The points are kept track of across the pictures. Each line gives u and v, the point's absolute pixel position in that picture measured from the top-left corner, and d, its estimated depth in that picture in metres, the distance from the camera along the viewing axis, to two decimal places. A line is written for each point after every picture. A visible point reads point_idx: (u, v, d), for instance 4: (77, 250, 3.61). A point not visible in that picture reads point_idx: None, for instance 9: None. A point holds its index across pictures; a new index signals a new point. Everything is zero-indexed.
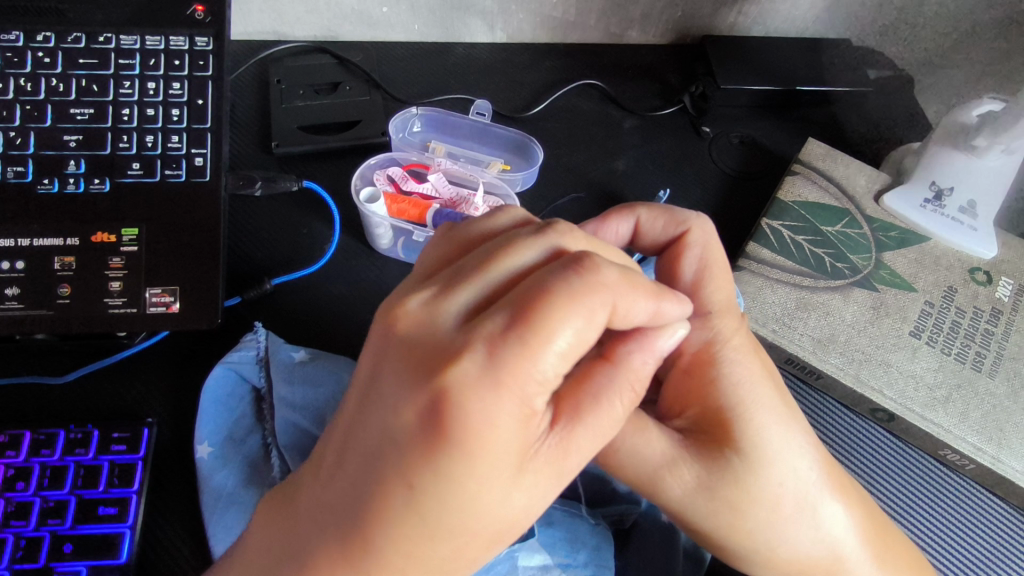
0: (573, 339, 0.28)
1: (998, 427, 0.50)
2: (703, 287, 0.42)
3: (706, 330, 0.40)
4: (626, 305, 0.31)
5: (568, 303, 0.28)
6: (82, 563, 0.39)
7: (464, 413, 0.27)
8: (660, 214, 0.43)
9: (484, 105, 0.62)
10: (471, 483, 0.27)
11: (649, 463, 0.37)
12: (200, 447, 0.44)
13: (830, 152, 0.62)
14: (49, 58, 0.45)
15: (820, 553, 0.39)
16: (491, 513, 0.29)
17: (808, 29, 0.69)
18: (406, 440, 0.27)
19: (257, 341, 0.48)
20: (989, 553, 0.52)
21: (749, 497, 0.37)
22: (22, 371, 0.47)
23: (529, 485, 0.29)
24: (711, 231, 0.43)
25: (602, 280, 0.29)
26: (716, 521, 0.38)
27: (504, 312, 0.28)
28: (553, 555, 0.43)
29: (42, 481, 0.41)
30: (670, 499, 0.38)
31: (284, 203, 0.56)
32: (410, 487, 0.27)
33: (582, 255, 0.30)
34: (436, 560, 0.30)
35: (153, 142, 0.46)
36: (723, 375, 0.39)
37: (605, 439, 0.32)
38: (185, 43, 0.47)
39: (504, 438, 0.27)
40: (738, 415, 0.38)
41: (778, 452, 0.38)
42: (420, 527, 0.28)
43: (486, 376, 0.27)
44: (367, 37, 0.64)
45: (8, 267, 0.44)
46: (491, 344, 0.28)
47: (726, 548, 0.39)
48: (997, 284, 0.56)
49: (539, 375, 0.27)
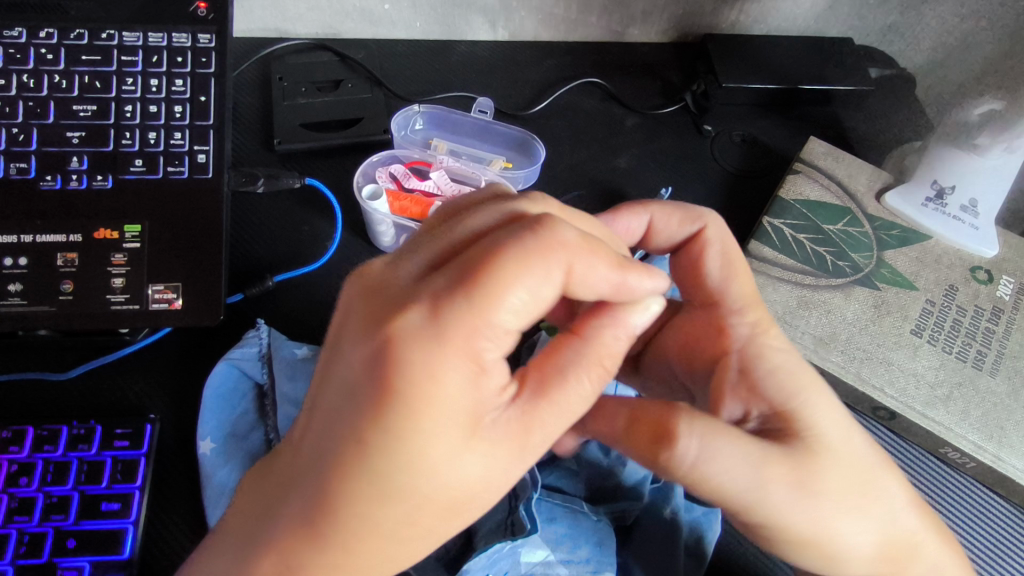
0: (522, 296, 0.28)
1: (1000, 426, 0.50)
2: (728, 282, 0.43)
3: (744, 322, 0.41)
4: (586, 271, 0.31)
5: (520, 260, 0.28)
6: (86, 558, 0.39)
7: (406, 366, 0.27)
8: (672, 213, 0.45)
9: (487, 102, 0.61)
10: (417, 440, 0.27)
11: (747, 466, 0.35)
12: (202, 443, 0.44)
13: (831, 151, 0.62)
14: (51, 54, 0.45)
15: (903, 537, 0.38)
16: (444, 477, 0.28)
17: (809, 27, 0.69)
18: (356, 393, 0.28)
19: (260, 337, 0.48)
20: (991, 550, 0.52)
21: (838, 486, 0.36)
22: (25, 366, 0.47)
23: (484, 448, 0.29)
24: (724, 227, 0.45)
25: (554, 241, 0.29)
26: (816, 519, 0.36)
27: (456, 268, 0.29)
28: (555, 551, 0.43)
29: (45, 477, 0.41)
30: (772, 507, 0.35)
31: (286, 200, 0.56)
32: (359, 440, 0.27)
33: (541, 219, 0.31)
34: (394, 527, 0.29)
35: (155, 139, 0.46)
36: (775, 364, 0.40)
37: (571, 416, 0.32)
38: (187, 40, 0.47)
39: (453, 395, 0.27)
40: (798, 399, 0.38)
41: (846, 431, 0.38)
42: (370, 486, 0.28)
43: (429, 329, 0.27)
44: (368, 34, 0.64)
45: (11, 263, 0.44)
46: (438, 300, 0.28)
47: (820, 551, 0.37)
48: (998, 283, 0.56)
49: (484, 331, 0.27)
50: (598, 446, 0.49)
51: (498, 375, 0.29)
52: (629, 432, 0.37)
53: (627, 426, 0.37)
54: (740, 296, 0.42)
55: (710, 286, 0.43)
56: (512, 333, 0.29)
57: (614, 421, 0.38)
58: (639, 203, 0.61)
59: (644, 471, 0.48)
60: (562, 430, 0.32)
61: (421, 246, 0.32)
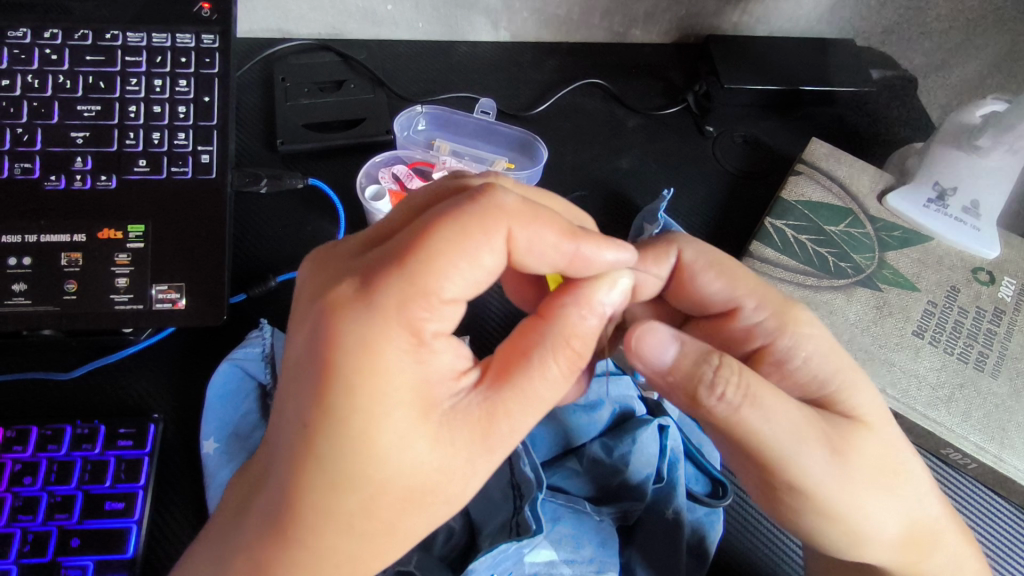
0: (459, 264, 0.28)
1: (1001, 427, 0.50)
2: (737, 287, 0.43)
3: (761, 314, 0.42)
4: (530, 239, 0.31)
5: (454, 228, 0.29)
6: (90, 557, 0.40)
7: (341, 338, 0.28)
8: (644, 264, 0.44)
9: (489, 102, 0.62)
10: (359, 418, 0.27)
11: (789, 425, 0.35)
12: (206, 443, 0.45)
13: (834, 152, 0.62)
14: (55, 54, 0.45)
15: (921, 523, 0.40)
16: (393, 459, 0.28)
17: (811, 28, 0.69)
18: (303, 376, 0.29)
19: (263, 336, 0.48)
20: (993, 551, 0.53)
21: (872, 466, 0.37)
22: (29, 366, 0.47)
23: (434, 428, 0.29)
24: (690, 240, 0.45)
25: (491, 207, 0.30)
26: (847, 494, 0.36)
27: (394, 244, 0.29)
28: (559, 550, 0.43)
29: (49, 476, 0.41)
30: (810, 473, 0.35)
31: (289, 200, 0.56)
32: (306, 424, 0.28)
33: (482, 188, 0.31)
34: (351, 517, 0.29)
35: (159, 139, 0.46)
36: (802, 352, 0.40)
37: (537, 400, 0.31)
38: (192, 40, 0.47)
39: (394, 369, 0.28)
40: (836, 382, 0.39)
41: (882, 419, 0.39)
42: (323, 474, 0.28)
43: (362, 299, 0.28)
44: (371, 34, 0.64)
45: (15, 263, 0.44)
46: (374, 273, 0.29)
47: (845, 526, 0.38)
48: (1000, 284, 0.56)
49: (419, 299, 0.28)
50: (601, 445, 0.49)
51: (446, 351, 0.29)
52: (672, 369, 0.36)
53: (672, 364, 0.36)
54: (754, 301, 0.42)
55: (721, 310, 0.44)
56: (453, 304, 0.29)
57: (661, 355, 0.36)
58: (641, 203, 0.61)
59: (650, 470, 0.47)
60: (532, 417, 0.31)
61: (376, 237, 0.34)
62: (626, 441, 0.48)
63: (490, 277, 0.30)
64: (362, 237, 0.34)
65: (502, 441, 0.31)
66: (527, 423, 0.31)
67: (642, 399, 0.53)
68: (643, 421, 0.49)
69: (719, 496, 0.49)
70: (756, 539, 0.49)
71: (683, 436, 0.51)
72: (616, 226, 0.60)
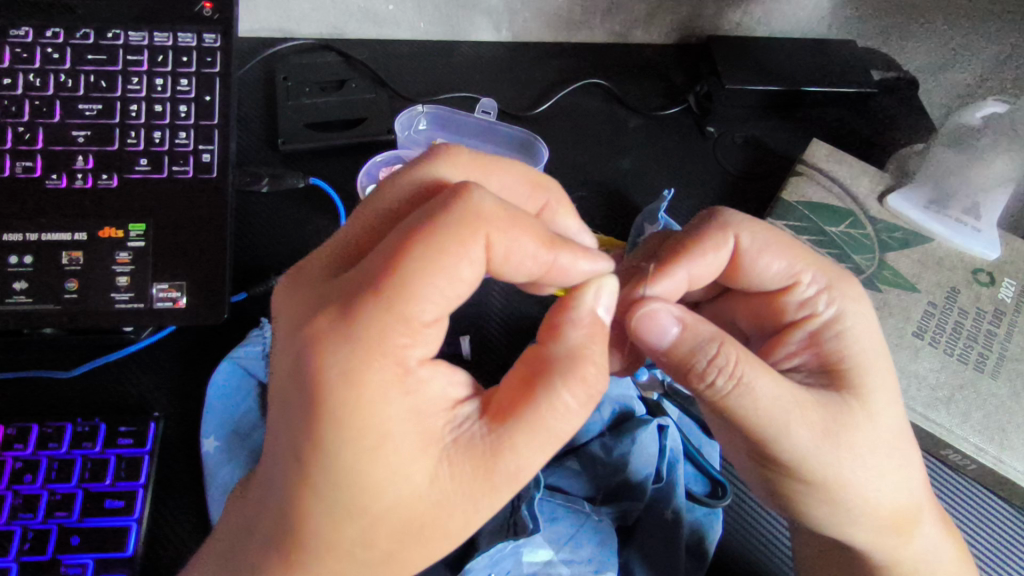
0: (437, 283, 0.27)
1: (1000, 428, 0.50)
2: (793, 262, 0.40)
3: (815, 288, 0.40)
4: (511, 248, 0.30)
5: (429, 248, 0.28)
6: (89, 555, 0.40)
7: (322, 372, 0.27)
8: (701, 251, 0.41)
9: (490, 103, 0.62)
10: (349, 455, 0.27)
11: (783, 403, 0.35)
12: (206, 441, 0.45)
13: (835, 153, 0.62)
14: (57, 53, 0.45)
15: (909, 503, 0.39)
16: (390, 493, 0.28)
17: (813, 29, 0.69)
18: (293, 410, 0.28)
19: (263, 336, 0.49)
20: (992, 552, 0.53)
21: (866, 446, 0.37)
22: (29, 365, 0.47)
23: (432, 460, 0.28)
24: (745, 220, 0.41)
25: (469, 221, 0.29)
26: (836, 469, 0.37)
27: (369, 265, 0.28)
28: (559, 550, 0.43)
29: (49, 474, 0.41)
30: (797, 446, 0.36)
31: (290, 200, 0.57)
32: (301, 459, 0.27)
33: (455, 194, 0.30)
34: (351, 546, 0.29)
35: (161, 138, 0.46)
36: (847, 327, 0.39)
37: (547, 436, 0.29)
38: (193, 40, 0.47)
39: (384, 401, 0.27)
40: (853, 361, 0.38)
41: (889, 400, 0.38)
42: (321, 505, 0.28)
43: (338, 327, 0.27)
44: (372, 34, 0.64)
45: (16, 261, 0.44)
46: (351, 299, 0.28)
47: (829, 499, 0.38)
48: (1000, 285, 0.56)
49: (397, 324, 0.27)
50: (601, 445, 0.49)
51: (434, 378, 0.29)
52: (669, 350, 0.37)
53: (671, 345, 0.37)
54: (810, 275, 0.40)
55: (776, 286, 0.41)
56: (435, 324, 0.28)
57: (661, 335, 0.37)
58: (642, 204, 0.61)
59: (650, 468, 0.47)
60: (544, 455, 0.30)
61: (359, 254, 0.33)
62: (625, 440, 0.48)
63: (472, 291, 0.29)
64: (337, 256, 0.33)
65: (511, 480, 0.29)
66: (538, 460, 0.30)
67: (641, 398, 0.53)
68: (643, 421, 0.49)
69: (719, 496, 0.49)
70: (755, 540, 0.50)
71: (682, 436, 0.51)
72: (616, 227, 0.60)
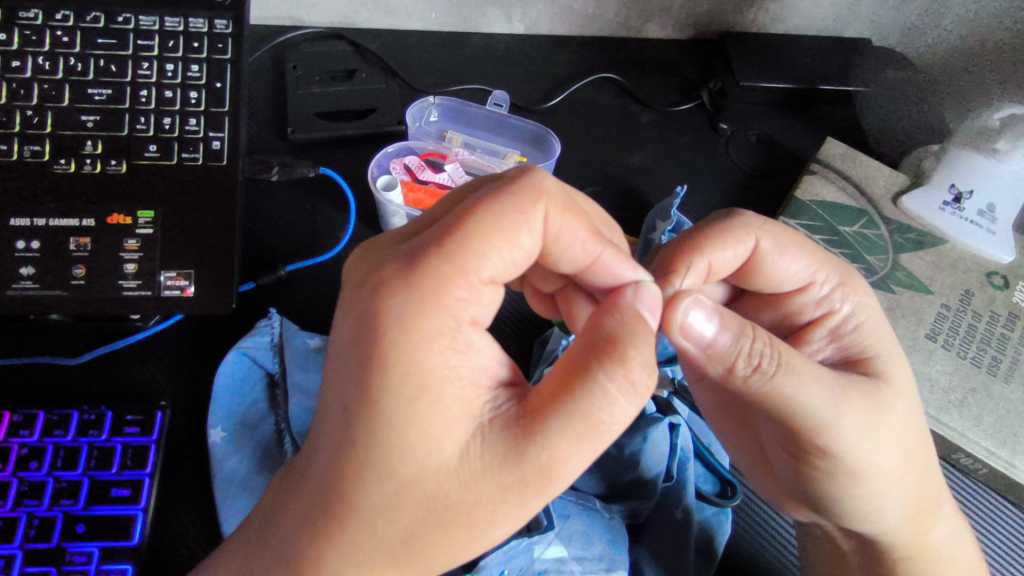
0: (497, 243, 0.29)
1: (1013, 433, 0.50)
2: (811, 261, 0.40)
3: (828, 287, 0.40)
4: (563, 227, 0.31)
5: (493, 209, 0.29)
6: (94, 544, 0.39)
7: (379, 313, 0.27)
8: (722, 246, 0.38)
9: (502, 96, 0.61)
10: (392, 404, 0.27)
11: (828, 386, 0.35)
12: (212, 431, 0.44)
13: (849, 152, 0.61)
14: (67, 37, 0.44)
15: (933, 484, 0.41)
16: (420, 459, 0.27)
17: (827, 27, 0.68)
18: (348, 362, 0.28)
19: (272, 326, 0.48)
20: (1000, 557, 0.52)
21: (899, 429, 0.37)
22: (35, 351, 0.46)
23: (467, 434, 0.27)
24: (762, 221, 0.39)
25: (536, 187, 0.30)
26: (876, 453, 0.37)
27: (438, 227, 0.29)
28: (569, 547, 0.43)
29: (55, 462, 0.41)
30: (844, 431, 0.36)
31: (300, 189, 0.56)
32: (346, 408, 0.28)
33: (520, 171, 0.31)
34: (373, 518, 0.28)
35: (170, 125, 0.46)
36: (863, 323, 0.40)
37: (589, 424, 0.27)
38: (204, 26, 0.47)
39: (433, 350, 0.27)
40: (876, 351, 0.39)
41: (906, 384, 0.39)
42: (352, 460, 0.28)
43: (400, 273, 0.28)
44: (383, 24, 0.64)
45: (24, 246, 0.43)
46: (415, 251, 0.29)
47: (857, 492, 0.39)
48: (1014, 289, 0.56)
49: (456, 278, 0.28)
50: (613, 443, 0.48)
51: (484, 346, 0.29)
52: (709, 347, 0.34)
53: (712, 340, 0.34)
54: (825, 274, 0.40)
55: (792, 287, 0.41)
56: (490, 286, 0.29)
57: (701, 334, 0.34)
58: (653, 200, 0.61)
59: (662, 467, 0.47)
60: (580, 451, 0.27)
61: (421, 224, 0.33)
62: (637, 438, 0.48)
63: (528, 260, 0.30)
64: (401, 227, 0.33)
65: (546, 474, 0.27)
66: (573, 457, 0.27)
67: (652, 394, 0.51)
68: (654, 419, 0.48)
69: (728, 496, 0.48)
70: (763, 539, 0.49)
71: (692, 434, 0.51)
72: (628, 223, 0.59)
